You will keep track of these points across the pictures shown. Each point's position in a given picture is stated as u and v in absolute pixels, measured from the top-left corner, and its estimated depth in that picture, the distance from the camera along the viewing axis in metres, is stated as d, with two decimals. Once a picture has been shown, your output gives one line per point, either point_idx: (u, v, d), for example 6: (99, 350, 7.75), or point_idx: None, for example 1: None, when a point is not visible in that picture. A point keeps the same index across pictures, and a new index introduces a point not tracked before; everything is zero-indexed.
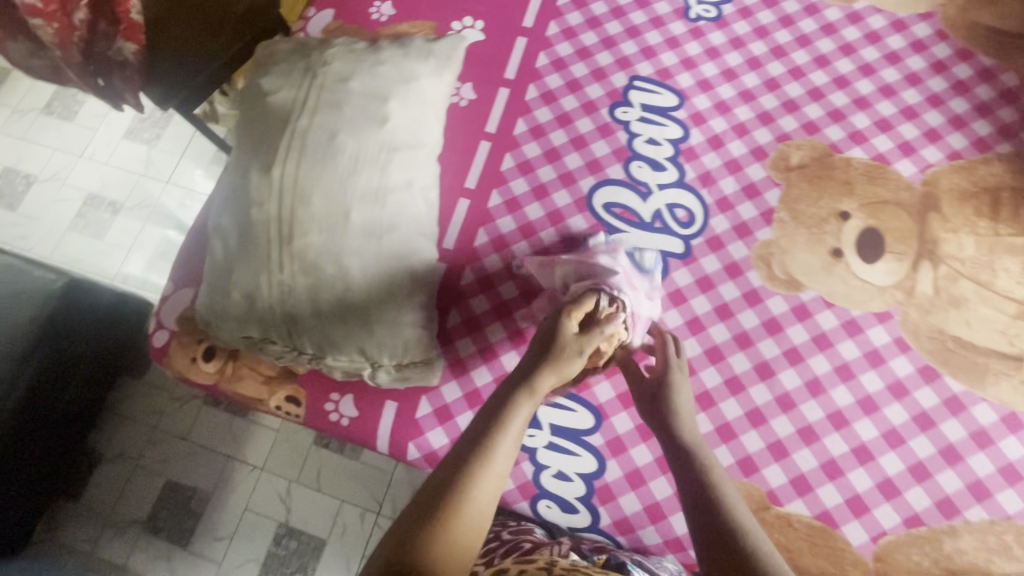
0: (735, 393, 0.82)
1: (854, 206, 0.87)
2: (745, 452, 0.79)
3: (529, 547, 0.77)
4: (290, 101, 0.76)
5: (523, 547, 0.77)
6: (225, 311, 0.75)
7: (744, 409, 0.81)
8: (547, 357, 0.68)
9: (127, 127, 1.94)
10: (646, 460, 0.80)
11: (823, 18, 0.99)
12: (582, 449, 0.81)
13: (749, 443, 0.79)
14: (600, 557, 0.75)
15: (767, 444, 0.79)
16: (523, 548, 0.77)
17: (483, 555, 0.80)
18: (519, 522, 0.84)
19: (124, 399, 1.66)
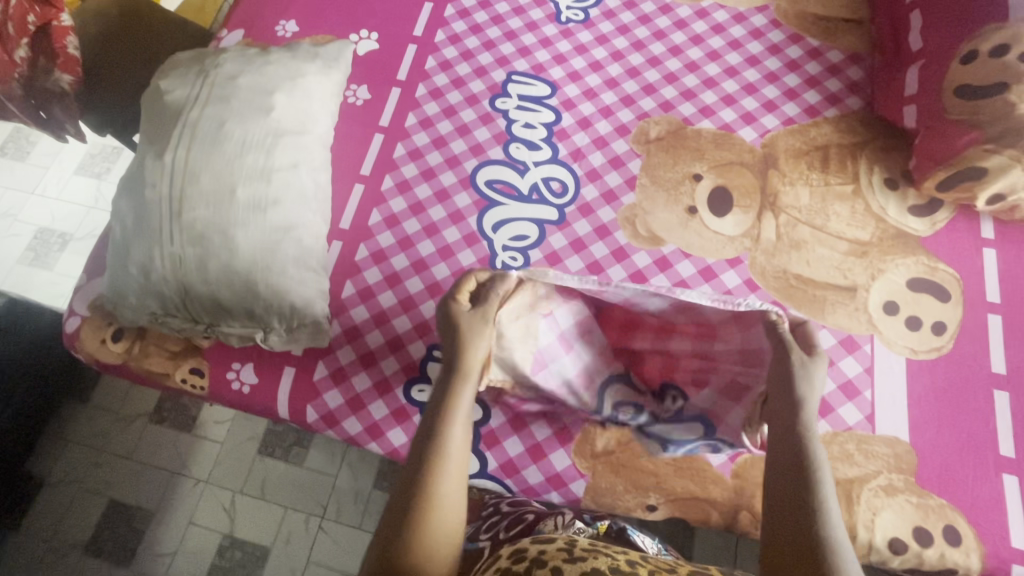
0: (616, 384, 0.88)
1: (704, 169, 0.98)
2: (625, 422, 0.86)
3: (533, 517, 0.78)
4: (184, 98, 0.85)
5: (525, 519, 0.78)
6: (126, 288, 0.82)
7: None
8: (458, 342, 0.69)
9: (78, 162, 2.02)
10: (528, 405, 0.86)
11: (676, 15, 1.13)
12: None
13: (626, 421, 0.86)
14: (602, 523, 0.79)
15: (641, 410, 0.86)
16: (525, 519, 0.78)
17: (486, 529, 0.80)
18: (516, 497, 0.85)
19: (70, 422, 1.68)
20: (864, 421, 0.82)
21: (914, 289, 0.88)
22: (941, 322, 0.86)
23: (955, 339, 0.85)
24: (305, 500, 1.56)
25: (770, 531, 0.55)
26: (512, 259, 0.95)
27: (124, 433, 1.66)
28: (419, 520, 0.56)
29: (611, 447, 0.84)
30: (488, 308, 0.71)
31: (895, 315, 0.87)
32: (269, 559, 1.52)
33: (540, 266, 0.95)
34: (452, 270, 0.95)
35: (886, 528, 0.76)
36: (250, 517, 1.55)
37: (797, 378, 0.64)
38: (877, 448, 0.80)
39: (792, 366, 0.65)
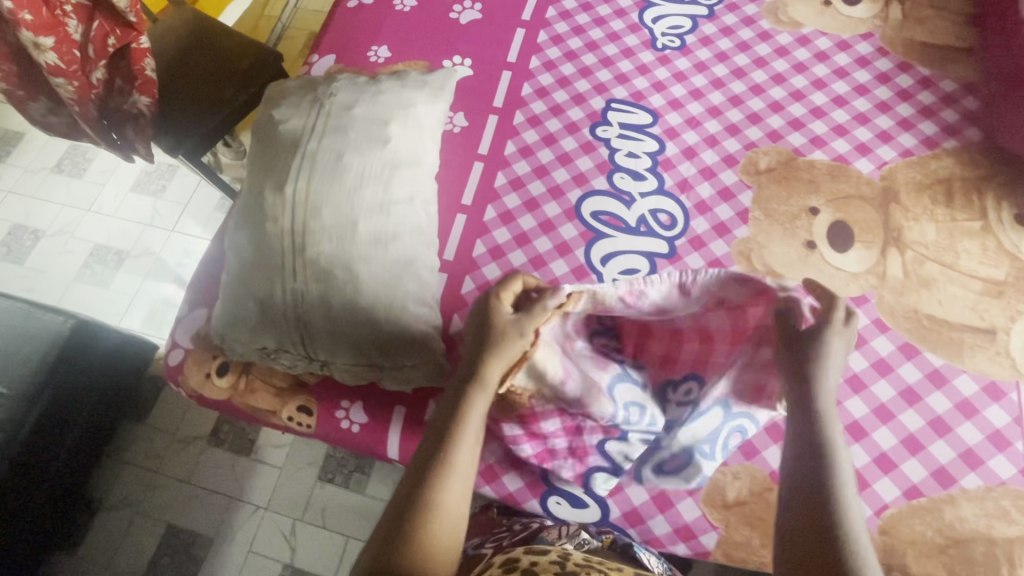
0: (777, 414, 0.83)
1: (821, 202, 0.95)
2: (784, 431, 0.83)
3: (537, 526, 0.82)
4: (300, 128, 0.84)
5: (530, 527, 0.82)
6: (241, 323, 0.80)
7: (787, 425, 0.83)
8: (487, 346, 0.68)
9: (134, 180, 2.03)
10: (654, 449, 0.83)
11: (776, 42, 1.10)
12: None
13: (787, 424, 0.83)
14: (607, 537, 0.81)
15: (788, 431, 0.83)
16: (530, 527, 0.81)
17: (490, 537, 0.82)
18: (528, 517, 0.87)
19: (126, 444, 1.66)
20: (1018, 475, 0.77)
21: None
22: None
23: None
24: (367, 529, 1.53)
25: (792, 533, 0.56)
26: None
27: (181, 456, 1.63)
28: (419, 526, 0.58)
29: (745, 497, 0.80)
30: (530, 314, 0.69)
31: None
32: None
33: None
34: None
35: None
36: (311, 546, 1.51)
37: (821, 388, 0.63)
38: None
39: (800, 343, 0.65)
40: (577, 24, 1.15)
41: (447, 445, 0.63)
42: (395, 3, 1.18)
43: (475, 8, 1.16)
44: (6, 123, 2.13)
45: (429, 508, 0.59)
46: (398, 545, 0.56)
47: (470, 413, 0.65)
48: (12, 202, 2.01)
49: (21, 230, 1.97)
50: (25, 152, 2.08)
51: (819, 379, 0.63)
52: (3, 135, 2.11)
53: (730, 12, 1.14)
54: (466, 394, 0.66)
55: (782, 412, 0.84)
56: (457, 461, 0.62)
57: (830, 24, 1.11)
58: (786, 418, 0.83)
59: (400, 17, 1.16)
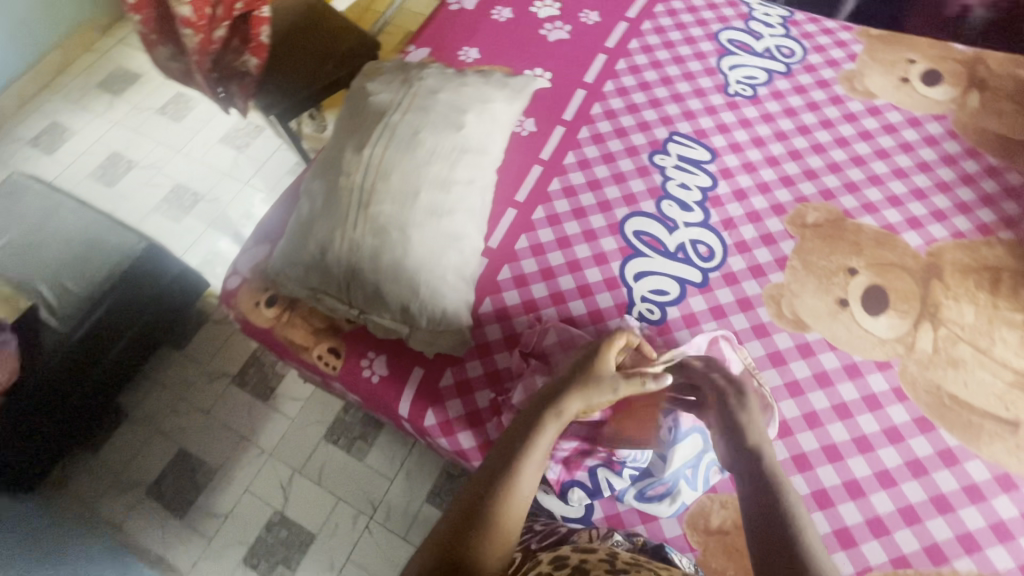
0: (783, 436, 0.85)
1: (861, 264, 0.96)
2: None
3: (564, 532, 0.82)
4: (388, 102, 0.93)
5: (558, 534, 0.82)
6: (298, 261, 0.88)
7: (791, 452, 0.84)
8: (576, 388, 0.75)
9: (224, 133, 2.21)
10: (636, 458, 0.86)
11: (846, 108, 1.13)
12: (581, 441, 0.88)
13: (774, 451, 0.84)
14: (638, 539, 0.79)
15: (791, 455, 0.83)
16: (558, 533, 0.82)
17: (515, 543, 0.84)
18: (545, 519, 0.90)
19: (161, 366, 1.78)
20: (1015, 569, 0.75)
21: None
22: None
23: None
24: (358, 496, 1.57)
25: (756, 548, 0.62)
26: (648, 311, 0.96)
27: (207, 388, 1.74)
28: (487, 523, 0.66)
29: (728, 527, 0.81)
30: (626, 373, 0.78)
31: None
32: (312, 545, 1.52)
33: (677, 325, 0.94)
34: (589, 309, 0.96)
35: None
36: (304, 499, 1.57)
37: (745, 423, 0.73)
38: None
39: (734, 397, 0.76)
40: (656, 59, 1.21)
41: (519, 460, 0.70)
42: (493, 13, 1.28)
43: (565, 29, 1.25)
44: (128, 63, 2.37)
45: (498, 512, 0.67)
46: (475, 532, 0.65)
47: (542, 439, 0.72)
48: (117, 132, 2.22)
49: (118, 158, 2.17)
50: (138, 92, 2.31)
51: (750, 415, 0.74)
52: (122, 72, 2.35)
53: (807, 72, 1.19)
54: (542, 422, 0.74)
55: (788, 435, 0.85)
56: (526, 476, 0.70)
57: (903, 100, 1.14)
58: (791, 443, 0.84)
59: (495, 26, 1.26)
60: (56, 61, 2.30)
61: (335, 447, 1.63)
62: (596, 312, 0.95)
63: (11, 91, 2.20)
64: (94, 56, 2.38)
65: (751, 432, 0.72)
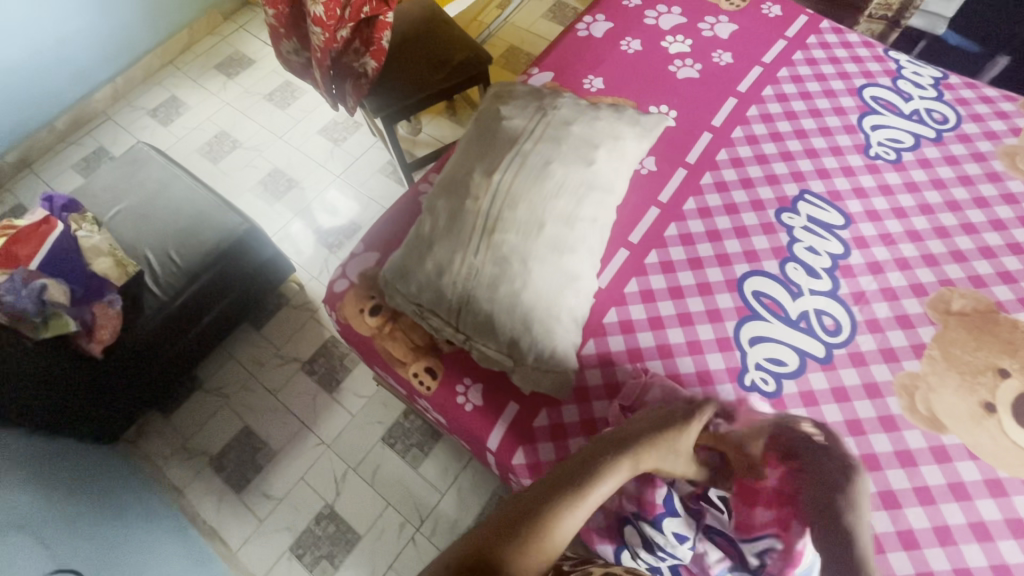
0: (908, 548, 0.77)
1: (1015, 367, 0.86)
2: (891, 572, 0.76)
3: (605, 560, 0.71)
4: (521, 128, 0.91)
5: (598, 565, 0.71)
6: (412, 277, 0.87)
7: (916, 568, 0.76)
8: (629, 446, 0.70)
9: (323, 125, 2.29)
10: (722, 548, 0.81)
11: (1005, 187, 1.03)
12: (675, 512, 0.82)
13: (896, 564, 0.76)
14: None
15: (917, 571, 0.75)
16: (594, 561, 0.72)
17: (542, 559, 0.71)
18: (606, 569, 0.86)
19: (239, 342, 1.84)
20: None
21: None
22: None
23: None
24: (407, 504, 1.56)
25: None
26: (762, 381, 0.89)
27: (277, 370, 1.79)
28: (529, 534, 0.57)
29: None
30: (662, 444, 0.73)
31: None
32: (356, 546, 1.52)
33: (793, 401, 0.87)
34: (697, 368, 0.90)
35: None
36: (354, 497, 1.57)
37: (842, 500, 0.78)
38: None
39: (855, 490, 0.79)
40: (791, 109, 1.15)
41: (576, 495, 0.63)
42: (621, 43, 1.25)
43: (695, 68, 1.21)
44: (245, 48, 2.50)
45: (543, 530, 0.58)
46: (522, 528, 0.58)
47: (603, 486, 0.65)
48: (226, 112, 2.34)
49: (224, 136, 2.29)
50: (250, 76, 2.43)
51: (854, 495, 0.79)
52: (239, 57, 2.48)
53: (961, 142, 1.09)
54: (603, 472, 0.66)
55: (914, 548, 0.77)
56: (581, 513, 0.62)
57: None
58: (917, 557, 0.76)
59: (623, 57, 1.23)
60: (184, 40, 2.46)
61: (390, 450, 1.64)
62: (706, 373, 0.90)
63: (141, 63, 2.37)
64: (217, 39, 2.52)
65: (855, 514, 0.78)
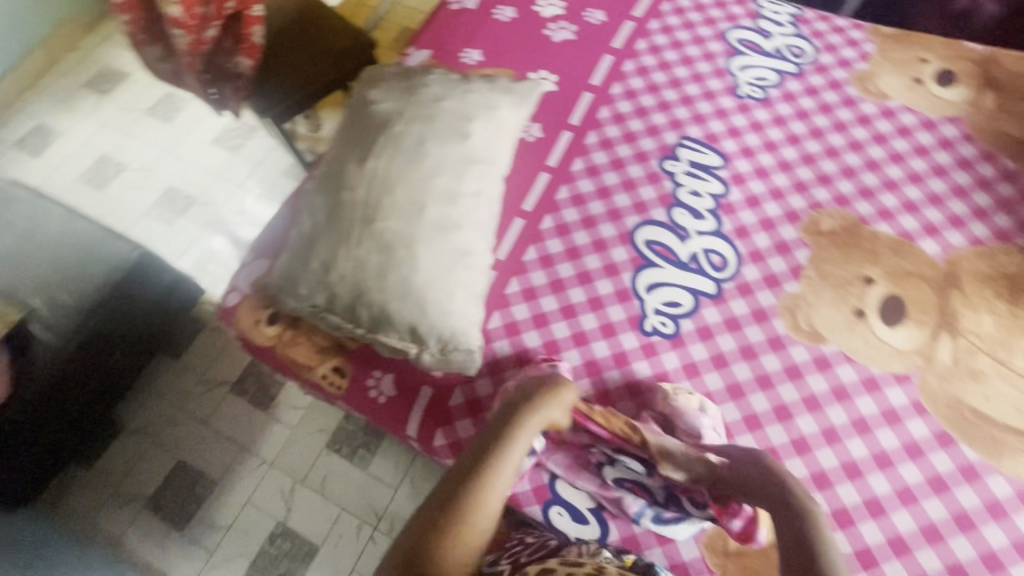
0: (802, 453, 0.83)
1: (878, 273, 0.94)
2: None
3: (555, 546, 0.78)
4: (391, 110, 0.89)
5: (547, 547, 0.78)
6: (300, 279, 0.84)
7: (810, 469, 0.82)
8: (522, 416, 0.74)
9: (216, 134, 2.14)
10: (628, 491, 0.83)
11: (859, 110, 1.11)
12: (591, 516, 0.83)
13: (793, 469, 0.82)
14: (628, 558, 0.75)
15: (810, 472, 0.82)
16: (549, 547, 0.77)
17: (506, 556, 0.77)
18: (540, 531, 0.86)
19: (157, 377, 1.73)
20: None
21: None
22: None
23: None
24: (362, 506, 1.54)
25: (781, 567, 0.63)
26: (661, 324, 0.93)
27: (205, 399, 1.70)
28: (449, 540, 0.61)
29: (746, 547, 0.79)
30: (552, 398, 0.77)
31: None
32: (316, 556, 1.50)
33: (691, 338, 0.92)
34: (601, 322, 0.93)
35: None
36: (306, 510, 1.54)
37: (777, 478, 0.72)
38: None
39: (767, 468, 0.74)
40: (665, 60, 1.18)
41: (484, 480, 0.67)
42: (495, 12, 1.24)
43: (570, 29, 1.22)
44: (115, 62, 2.29)
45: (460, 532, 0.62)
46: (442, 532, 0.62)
47: (510, 457, 0.70)
48: (105, 134, 2.15)
49: (107, 161, 2.11)
50: (126, 91, 2.24)
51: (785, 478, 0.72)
52: (109, 72, 2.27)
53: (819, 73, 1.16)
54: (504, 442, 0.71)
55: (807, 451, 0.84)
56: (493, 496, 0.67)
57: (918, 101, 1.11)
58: (810, 459, 0.83)
59: (498, 26, 1.22)
60: (40, 59, 2.23)
61: (336, 456, 1.61)
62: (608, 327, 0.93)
63: None
64: (79, 55, 2.30)
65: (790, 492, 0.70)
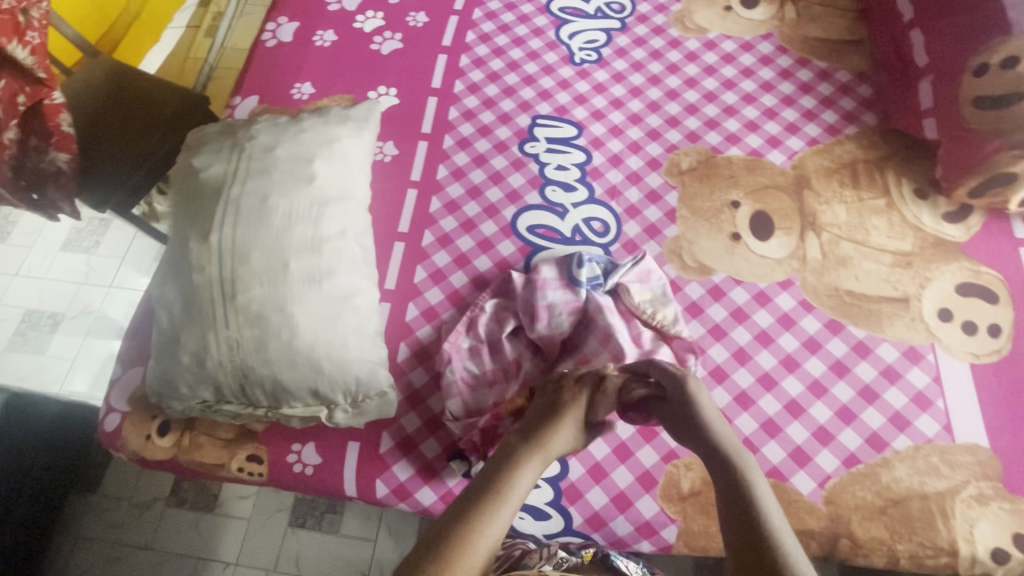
0: (721, 382, 0.88)
1: (741, 195, 1.00)
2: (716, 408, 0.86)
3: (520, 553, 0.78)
4: (221, 174, 0.83)
5: (512, 555, 0.78)
6: (176, 379, 0.77)
7: (732, 395, 0.87)
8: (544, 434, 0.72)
9: (65, 239, 1.89)
10: (580, 473, 0.83)
11: (686, 49, 1.16)
12: (552, 509, 0.83)
13: (718, 399, 0.87)
14: (587, 551, 0.77)
15: (733, 397, 0.87)
16: (512, 556, 0.78)
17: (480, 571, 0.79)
18: (511, 539, 0.83)
19: (75, 518, 1.46)
20: (942, 431, 0.82)
21: (964, 294, 0.90)
22: (996, 324, 0.88)
23: (1012, 340, 0.87)
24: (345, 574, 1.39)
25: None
26: None
27: (140, 523, 1.46)
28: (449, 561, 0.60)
29: (698, 487, 0.82)
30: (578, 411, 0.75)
31: (950, 322, 0.89)
32: None
33: None
34: None
35: (986, 539, 0.76)
36: None
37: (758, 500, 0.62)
38: (960, 458, 0.80)
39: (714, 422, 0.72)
40: (497, 45, 1.18)
41: (497, 498, 0.66)
42: (315, 39, 1.18)
43: (396, 38, 1.18)
44: None
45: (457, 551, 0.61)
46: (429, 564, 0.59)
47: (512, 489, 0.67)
48: None
49: None
50: None
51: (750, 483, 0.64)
52: None
53: (641, 23, 1.20)
54: (520, 462, 0.70)
55: (725, 378, 0.88)
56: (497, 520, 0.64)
57: (733, 28, 1.18)
58: (729, 385, 0.88)
59: (322, 53, 1.17)
60: None
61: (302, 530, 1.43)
62: (542, 299, 0.87)
63: None
64: None
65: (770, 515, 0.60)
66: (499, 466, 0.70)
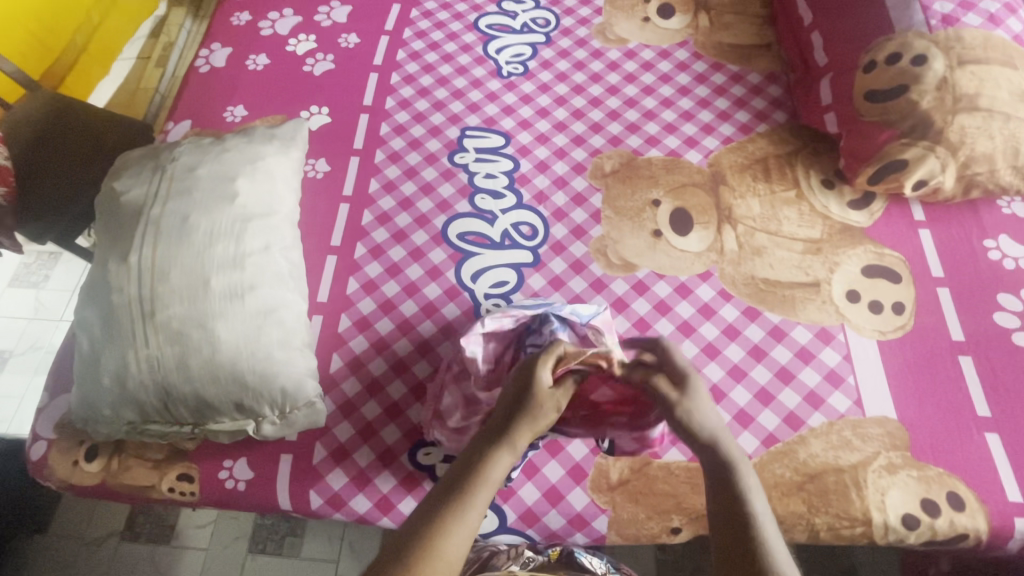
0: None
1: (661, 194, 1.04)
2: None
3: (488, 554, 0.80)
4: (143, 196, 0.84)
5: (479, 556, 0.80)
6: (98, 402, 0.77)
7: None
8: (522, 417, 0.66)
9: (12, 273, 1.83)
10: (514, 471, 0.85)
11: (608, 58, 1.22)
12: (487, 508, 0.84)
13: None
14: (554, 549, 0.81)
15: None
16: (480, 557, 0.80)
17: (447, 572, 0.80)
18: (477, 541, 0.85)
19: (23, 565, 1.34)
20: (853, 406, 0.86)
21: (869, 276, 0.95)
22: (900, 302, 0.93)
23: (915, 316, 0.92)
24: None
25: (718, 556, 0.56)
26: (495, 305, 0.96)
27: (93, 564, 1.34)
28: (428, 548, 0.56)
29: (626, 476, 0.84)
30: (565, 390, 0.69)
31: (858, 302, 0.93)
32: None
33: None
34: (438, 325, 0.95)
35: (897, 506, 0.79)
36: None
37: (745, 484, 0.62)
38: (871, 430, 0.84)
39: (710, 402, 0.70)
40: (427, 62, 1.22)
41: (475, 485, 0.61)
42: (247, 64, 1.21)
43: (328, 59, 1.21)
44: None
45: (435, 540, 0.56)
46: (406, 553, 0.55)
47: (491, 475, 0.63)
48: None
49: None
50: None
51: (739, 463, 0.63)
52: None
53: (565, 36, 1.25)
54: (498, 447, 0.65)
55: None
56: (469, 520, 0.59)
57: (651, 37, 1.24)
58: None
59: (254, 76, 1.19)
60: None
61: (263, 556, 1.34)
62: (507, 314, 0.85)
63: None
64: None
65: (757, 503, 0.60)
66: (476, 455, 0.65)
